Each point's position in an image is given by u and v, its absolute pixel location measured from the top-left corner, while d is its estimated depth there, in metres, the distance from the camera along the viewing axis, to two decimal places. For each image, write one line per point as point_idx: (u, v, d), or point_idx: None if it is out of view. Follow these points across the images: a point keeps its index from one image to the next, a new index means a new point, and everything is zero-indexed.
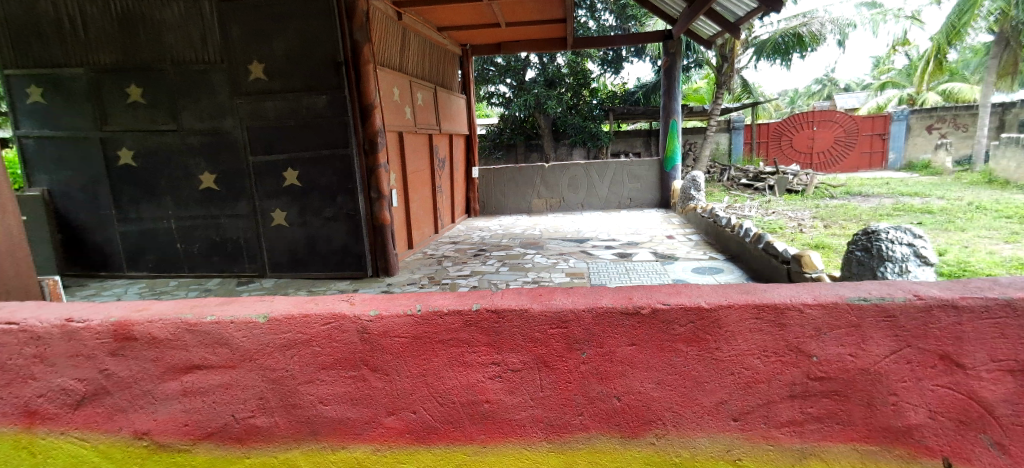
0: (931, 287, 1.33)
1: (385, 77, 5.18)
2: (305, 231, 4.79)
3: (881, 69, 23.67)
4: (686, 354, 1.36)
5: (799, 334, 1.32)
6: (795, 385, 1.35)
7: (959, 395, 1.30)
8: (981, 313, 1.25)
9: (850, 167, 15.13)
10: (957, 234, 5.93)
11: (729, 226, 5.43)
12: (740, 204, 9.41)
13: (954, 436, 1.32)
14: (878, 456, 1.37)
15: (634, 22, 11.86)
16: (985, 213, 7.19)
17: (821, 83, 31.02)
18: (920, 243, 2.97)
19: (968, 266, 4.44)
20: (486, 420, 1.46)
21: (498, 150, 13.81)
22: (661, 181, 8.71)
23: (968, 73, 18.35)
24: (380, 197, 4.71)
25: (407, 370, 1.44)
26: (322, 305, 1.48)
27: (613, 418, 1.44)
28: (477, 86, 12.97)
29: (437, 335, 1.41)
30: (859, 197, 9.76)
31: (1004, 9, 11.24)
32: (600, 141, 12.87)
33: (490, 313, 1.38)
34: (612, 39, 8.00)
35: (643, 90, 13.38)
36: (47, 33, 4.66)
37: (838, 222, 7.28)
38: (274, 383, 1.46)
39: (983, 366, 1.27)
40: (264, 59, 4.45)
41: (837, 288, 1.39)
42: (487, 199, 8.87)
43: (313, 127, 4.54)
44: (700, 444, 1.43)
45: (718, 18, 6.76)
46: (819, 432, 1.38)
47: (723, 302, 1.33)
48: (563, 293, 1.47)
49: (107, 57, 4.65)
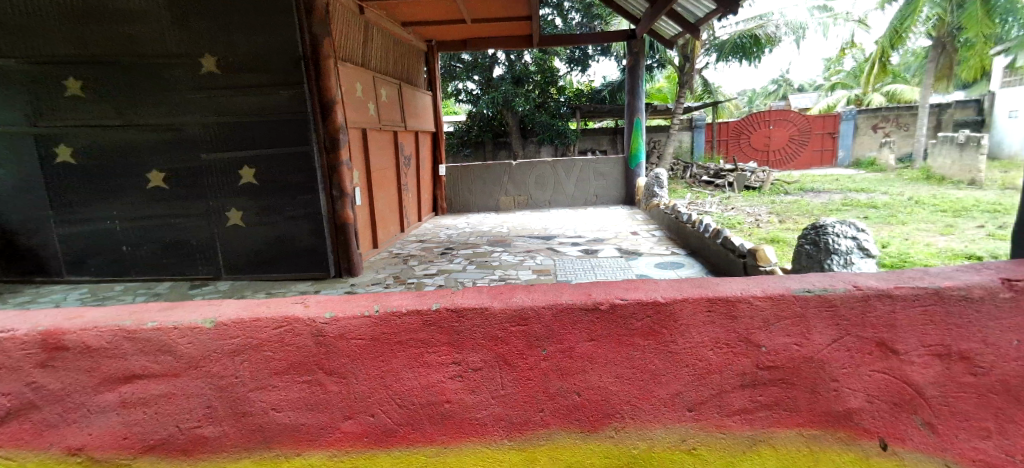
0: (869, 277, 1.41)
1: (347, 73, 5.07)
2: (264, 233, 4.64)
3: (832, 71, 24.81)
4: (643, 348, 1.40)
5: (749, 326, 1.37)
6: (745, 375, 1.41)
7: (893, 379, 1.38)
8: (912, 302, 1.33)
9: (804, 164, 15.82)
10: (898, 228, 6.29)
11: (690, 221, 5.58)
12: (702, 200, 9.69)
13: (890, 418, 1.40)
14: (821, 440, 1.44)
15: (600, 21, 11.99)
16: (924, 207, 7.67)
17: (776, 84, 32.14)
18: (863, 236, 3.15)
19: (907, 257, 4.71)
20: (446, 420, 1.45)
21: (466, 148, 13.70)
22: (626, 178, 8.84)
23: (909, 75, 19.51)
24: (342, 195, 4.58)
25: (364, 373, 1.41)
26: (275, 308, 1.43)
27: (573, 413, 1.46)
28: (444, 83, 12.88)
29: (395, 336, 1.39)
30: (811, 193, 10.21)
31: (941, 15, 12.03)
32: (568, 138, 13.03)
33: (450, 312, 1.37)
34: (579, 37, 8.06)
35: (609, 89, 13.55)
36: (17, 25, 4.32)
37: (792, 217, 7.61)
38: (222, 390, 1.41)
39: (915, 351, 1.35)
40: (217, 54, 4.30)
41: (784, 280, 1.45)
42: (454, 196, 8.79)
43: (270, 124, 4.39)
44: (657, 435, 1.47)
45: (679, 19, 6.96)
46: (767, 419, 1.44)
47: (677, 296, 1.37)
48: (525, 290, 1.48)
49: (76, 51, 4.34)
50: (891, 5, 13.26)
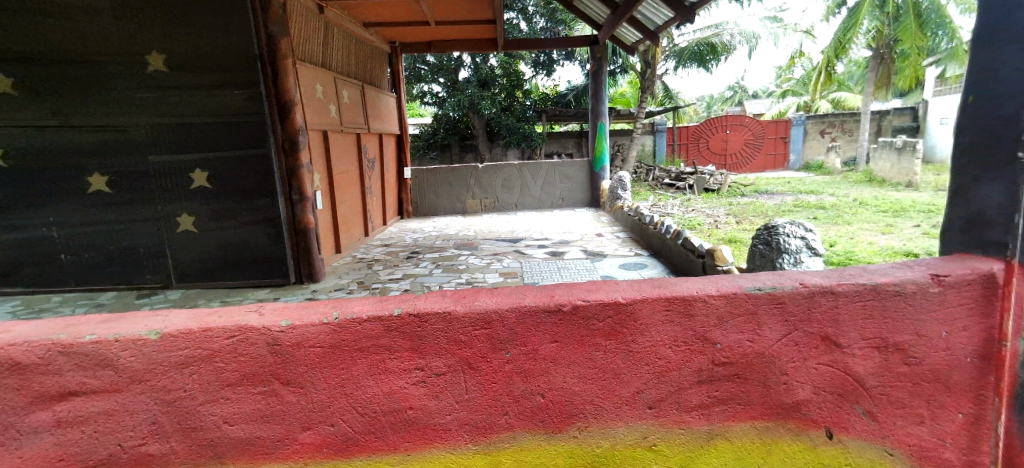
0: (815, 275, 1.48)
1: (306, 73, 4.94)
2: (218, 238, 4.46)
3: (784, 78, 26.00)
4: (604, 348, 1.42)
5: (705, 323, 1.42)
6: (702, 371, 1.45)
7: (837, 372, 1.45)
8: (852, 298, 1.41)
9: (758, 167, 16.50)
10: (844, 227, 6.64)
11: (652, 223, 5.71)
12: (664, 202, 9.95)
13: (835, 408, 1.48)
14: (772, 432, 1.50)
15: (564, 27, 12.14)
16: (866, 208, 8.14)
17: (732, 89, 33.34)
18: (811, 235, 3.30)
19: (853, 255, 4.97)
20: (409, 427, 1.43)
21: (432, 151, 13.58)
22: (591, 181, 8.95)
23: (853, 83, 20.67)
24: (302, 199, 4.45)
25: (324, 382, 1.38)
26: (227, 316, 1.38)
27: (538, 415, 1.46)
28: (409, 85, 12.73)
29: (356, 343, 1.36)
30: (765, 194, 10.67)
31: (880, 28, 12.80)
32: (534, 142, 13.12)
33: (412, 317, 1.36)
34: (543, 42, 8.14)
35: (574, 93, 13.70)
36: None
37: (748, 218, 7.92)
38: (169, 405, 1.35)
39: (856, 345, 1.43)
40: (166, 52, 4.11)
41: (737, 279, 1.51)
42: (420, 199, 8.69)
43: (223, 126, 4.23)
44: (619, 433, 1.49)
45: (639, 26, 7.13)
46: (723, 413, 1.49)
47: (637, 296, 1.40)
48: (488, 294, 1.48)
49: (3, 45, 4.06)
50: (835, 17, 14.00)
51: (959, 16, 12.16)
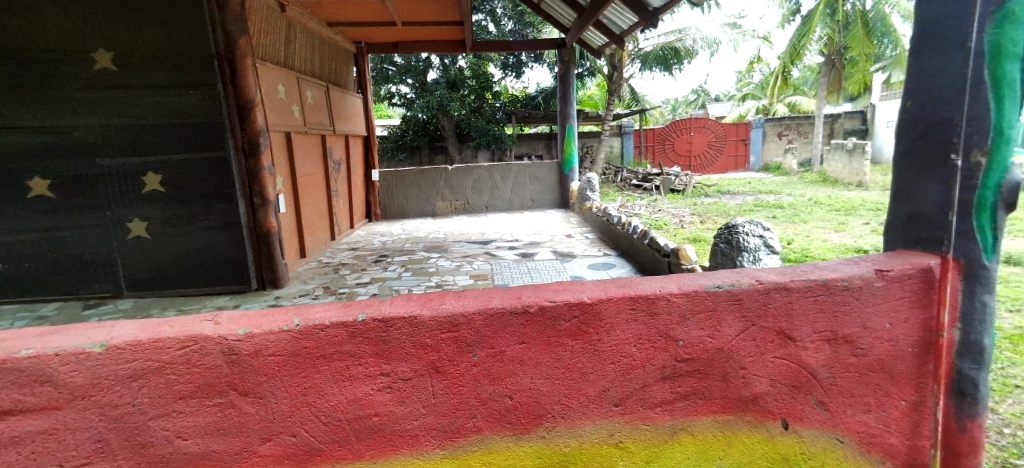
0: (770, 272, 1.53)
1: (266, 73, 4.79)
2: (173, 244, 4.28)
3: (744, 82, 26.91)
4: (571, 347, 1.43)
5: (667, 321, 1.45)
6: (665, 368, 1.48)
7: (791, 364, 1.51)
8: (805, 293, 1.47)
9: (721, 169, 17.03)
10: (801, 226, 6.92)
11: (620, 223, 5.80)
12: (632, 203, 10.14)
13: (790, 399, 1.54)
14: (732, 424, 1.55)
15: (532, 29, 12.21)
16: (821, 207, 8.51)
17: (696, 93, 34.27)
18: (768, 234, 3.43)
19: (808, 253, 5.18)
20: (374, 434, 1.41)
21: (401, 152, 13.44)
22: (561, 182, 9.00)
23: (807, 87, 21.61)
24: (263, 203, 4.32)
25: (285, 391, 1.34)
26: (179, 326, 1.32)
27: (505, 416, 1.47)
28: (376, 86, 12.54)
29: (318, 350, 1.33)
30: (728, 195, 11.01)
31: (831, 35, 13.41)
32: (504, 144, 13.14)
33: (377, 322, 1.33)
34: (512, 44, 8.15)
35: (543, 95, 13.74)
36: None
37: (712, 217, 8.16)
38: (117, 421, 1.28)
39: (808, 338, 1.50)
40: (114, 49, 3.92)
41: (697, 277, 1.55)
42: (389, 202, 8.57)
43: (179, 127, 4.06)
44: (586, 432, 1.51)
45: (605, 30, 7.24)
46: (685, 409, 1.52)
47: (602, 296, 1.42)
48: (454, 297, 1.47)
49: None
50: (790, 24, 14.58)
51: (902, 25, 12.87)
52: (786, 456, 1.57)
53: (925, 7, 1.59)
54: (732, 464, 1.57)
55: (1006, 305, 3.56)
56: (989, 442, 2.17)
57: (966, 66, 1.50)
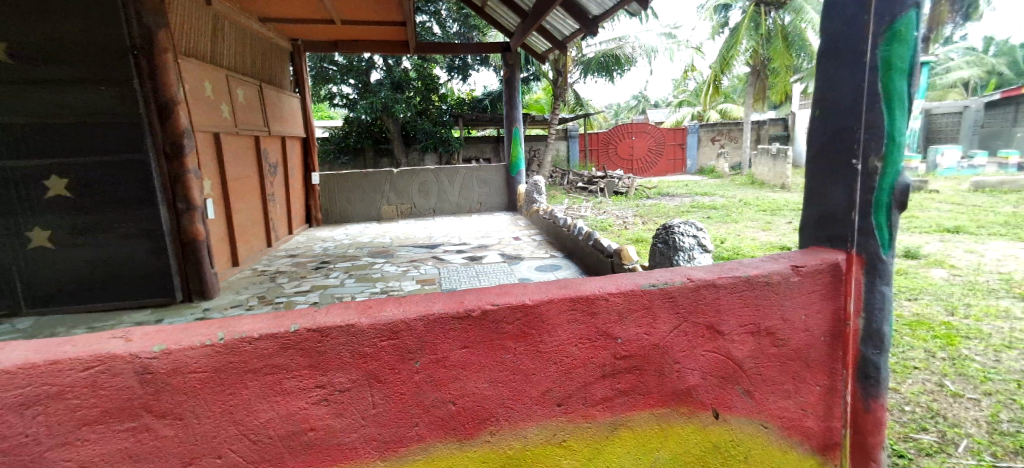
0: (700, 270, 1.61)
1: (190, 70, 4.49)
2: (83, 254, 3.91)
3: (680, 89, 28.24)
4: (514, 350, 1.44)
5: (607, 320, 1.49)
6: (605, 366, 1.52)
7: (720, 357, 1.60)
8: (731, 289, 1.56)
9: (660, 172, 17.75)
10: (733, 225, 7.34)
11: (566, 225, 5.90)
12: (577, 206, 10.34)
13: (720, 390, 1.62)
14: (668, 417, 1.61)
15: (477, 32, 12.20)
16: (750, 207, 9.07)
17: (637, 99, 35.60)
18: (701, 234, 3.60)
19: (739, 251, 5.51)
20: (310, 449, 1.35)
21: (343, 155, 12.99)
22: (508, 185, 9.02)
23: (737, 96, 23.05)
24: (189, 208, 4.03)
25: (208, 410, 1.26)
26: (84, 346, 1.20)
27: (449, 423, 1.44)
28: (316, 86, 12.07)
29: (247, 363, 1.26)
30: (667, 197, 11.49)
31: (756, 47, 14.35)
32: (452, 146, 13.05)
33: (311, 333, 1.28)
34: (457, 46, 8.10)
35: (490, 98, 13.72)
36: None
37: (653, 218, 8.49)
38: (7, 454, 1.14)
39: (734, 331, 1.59)
40: (10, 40, 3.55)
41: (634, 277, 1.60)
42: (331, 206, 8.27)
43: (89, 127, 3.72)
44: (530, 433, 1.51)
45: (548, 36, 7.34)
46: (625, 404, 1.57)
47: (544, 298, 1.43)
48: (394, 303, 1.43)
49: None
50: (720, 35, 15.46)
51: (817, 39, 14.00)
52: (717, 444, 1.65)
53: (832, 22, 1.73)
54: (669, 455, 1.63)
55: (906, 294, 3.95)
56: (893, 419, 2.39)
57: (863, 79, 1.65)
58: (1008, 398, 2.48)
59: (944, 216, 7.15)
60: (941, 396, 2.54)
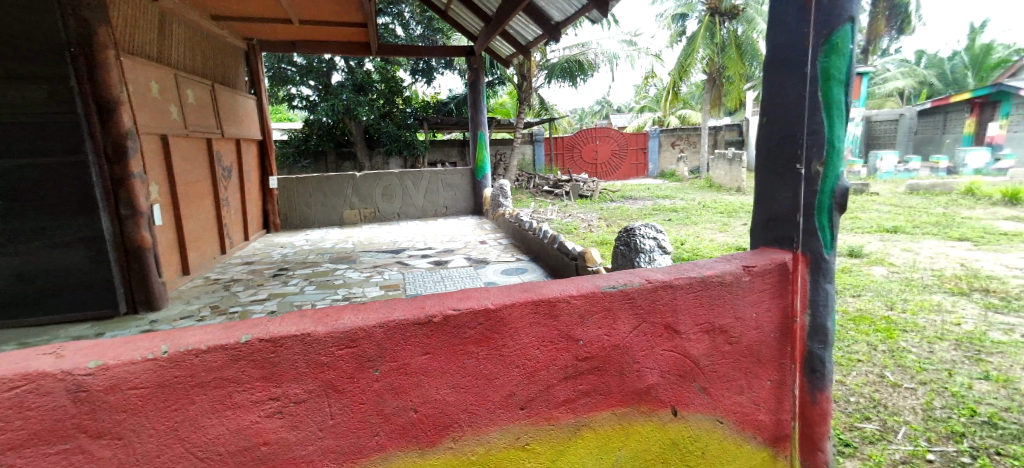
0: (658, 271, 1.65)
1: (135, 69, 4.27)
2: (13, 264, 3.64)
3: (642, 95, 28.95)
4: (477, 354, 1.43)
5: (568, 322, 1.50)
6: (567, 368, 1.53)
7: (678, 356, 1.64)
8: (687, 289, 1.60)
9: (623, 175, 18.11)
10: (693, 227, 7.57)
11: (531, 229, 5.93)
12: (543, 209, 10.42)
13: (678, 388, 1.66)
14: (629, 416, 1.63)
15: (441, 36, 12.14)
16: (709, 210, 9.38)
17: (600, 104, 36.26)
18: (661, 236, 3.68)
19: (698, 252, 5.69)
20: (264, 465, 1.29)
21: (304, 158, 12.59)
22: (473, 189, 8.98)
23: (695, 102, 23.83)
24: (133, 214, 3.81)
25: (150, 428, 1.19)
26: (10, 364, 1.12)
27: (410, 431, 1.42)
28: (274, 87, 11.69)
29: (194, 377, 1.20)
30: (630, 199, 11.74)
31: (712, 56, 14.90)
32: (416, 150, 12.91)
33: (264, 343, 1.23)
34: (420, 49, 8.02)
35: (456, 102, 13.46)
36: None
37: (616, 221, 8.65)
38: None
39: (690, 330, 1.63)
40: None
41: (595, 279, 1.62)
42: (290, 211, 8.02)
43: (22, 127, 3.48)
44: (493, 438, 1.51)
45: (512, 40, 7.37)
46: (587, 405, 1.58)
47: (505, 301, 1.43)
48: (353, 310, 1.40)
49: None
50: (678, 43, 15.96)
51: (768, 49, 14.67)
52: (676, 441, 1.69)
53: (778, 32, 1.81)
54: (630, 453, 1.66)
55: (851, 291, 4.17)
56: (840, 410, 2.52)
57: (804, 88, 1.73)
58: (940, 386, 2.66)
59: (885, 217, 7.61)
60: (882, 387, 2.69)
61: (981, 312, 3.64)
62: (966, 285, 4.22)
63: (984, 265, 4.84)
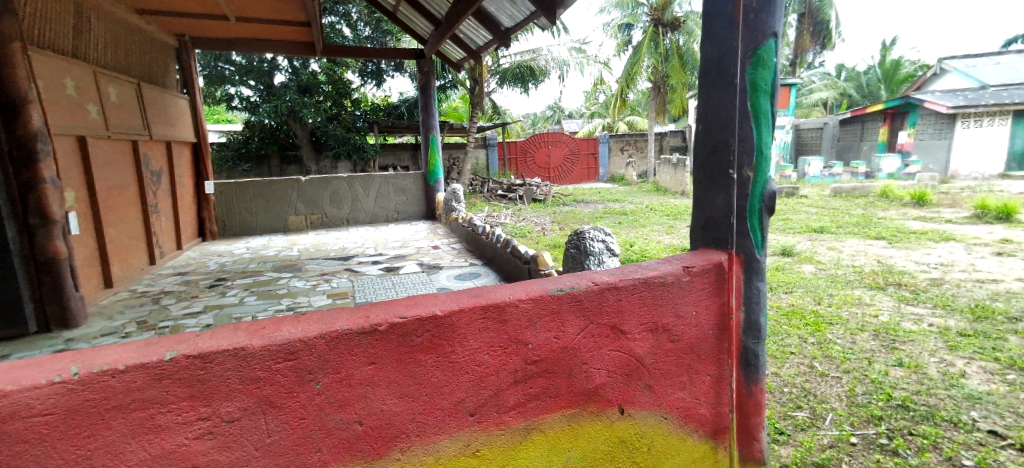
0: (604, 274, 1.69)
1: (47, 65, 3.93)
2: None
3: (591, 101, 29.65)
4: (424, 363, 1.40)
5: (517, 326, 1.50)
6: (517, 371, 1.53)
7: (624, 355, 1.67)
8: (632, 290, 1.64)
9: (576, 179, 18.42)
10: (642, 230, 7.81)
11: (485, 233, 5.92)
12: (497, 213, 10.43)
13: (625, 387, 1.70)
14: (578, 417, 1.65)
15: (390, 38, 11.93)
16: (656, 212, 9.73)
17: (552, 110, 36.78)
18: (609, 239, 3.76)
19: (646, 253, 5.87)
20: None
21: (244, 162, 11.95)
22: (426, 193, 8.85)
23: (641, 109, 24.67)
24: (44, 223, 3.48)
25: (60, 458, 1.08)
26: None
27: (354, 445, 1.36)
28: (211, 86, 11.05)
29: (109, 400, 1.10)
30: (582, 203, 11.97)
31: (656, 65, 15.49)
32: (367, 153, 12.52)
33: (192, 360, 1.15)
34: (368, 51, 7.84)
35: (406, 105, 13.26)
36: None
37: (569, 224, 8.78)
38: None
39: (635, 330, 1.67)
40: None
41: (543, 282, 1.63)
42: (229, 217, 7.60)
43: None
44: (443, 447, 1.48)
45: (462, 44, 7.33)
46: (537, 408, 1.59)
47: (454, 307, 1.41)
48: (292, 321, 1.33)
49: None
50: (625, 51, 16.46)
51: None
52: (623, 438, 1.73)
53: (712, 43, 1.89)
54: (579, 454, 1.67)
55: (783, 287, 4.44)
56: (775, 400, 2.67)
57: (734, 97, 1.83)
58: (862, 374, 2.87)
59: (814, 218, 8.15)
60: (811, 376, 2.88)
61: (895, 304, 3.98)
62: (882, 280, 4.60)
63: (897, 261, 5.30)
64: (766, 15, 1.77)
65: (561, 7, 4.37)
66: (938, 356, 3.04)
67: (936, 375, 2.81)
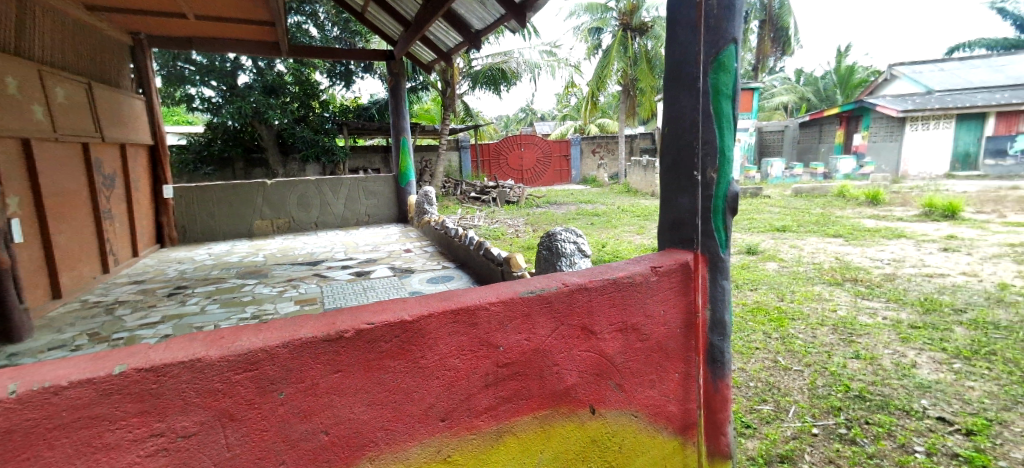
0: (573, 275, 1.70)
1: None
2: None
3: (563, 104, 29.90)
4: (393, 369, 1.38)
5: (488, 329, 1.49)
6: (488, 375, 1.52)
7: (594, 356, 1.69)
8: (601, 290, 1.66)
9: (549, 181, 18.52)
10: (614, 230, 7.92)
11: (457, 235, 5.88)
12: (470, 215, 10.39)
13: (595, 387, 1.71)
14: (549, 418, 1.65)
15: (359, 38, 11.74)
16: (627, 213, 9.88)
17: (524, 112, 36.92)
18: (581, 240, 3.79)
19: (618, 253, 5.96)
20: None
21: (207, 165, 11.55)
22: (398, 196, 8.73)
23: (611, 112, 25.04)
24: None
25: None
26: None
27: (320, 456, 1.33)
28: (170, 87, 10.62)
29: (52, 419, 1.04)
30: (555, 205, 12.04)
31: (626, 69, 15.76)
32: (336, 156, 12.26)
33: (143, 373, 1.10)
34: (335, 51, 7.69)
35: (377, 107, 13.05)
36: None
37: (542, 226, 8.82)
38: None
39: (605, 330, 1.69)
40: None
41: (514, 285, 1.63)
42: (190, 222, 7.32)
43: None
44: (412, 454, 1.45)
45: (432, 46, 7.26)
46: (508, 411, 1.58)
47: (423, 312, 1.39)
48: (253, 330, 1.29)
49: None
50: (594, 55, 16.68)
51: None
52: (594, 438, 1.74)
53: (676, 47, 1.93)
54: (551, 455, 1.67)
55: (749, 285, 4.57)
56: (741, 395, 2.74)
57: (697, 100, 1.87)
58: (822, 367, 2.98)
59: (778, 217, 8.43)
60: (775, 370, 2.97)
61: (853, 299, 4.15)
62: (841, 276, 4.79)
63: (855, 257, 5.53)
64: (726, 22, 1.82)
65: (531, 10, 4.39)
66: (891, 347, 3.19)
67: (890, 366, 2.95)
